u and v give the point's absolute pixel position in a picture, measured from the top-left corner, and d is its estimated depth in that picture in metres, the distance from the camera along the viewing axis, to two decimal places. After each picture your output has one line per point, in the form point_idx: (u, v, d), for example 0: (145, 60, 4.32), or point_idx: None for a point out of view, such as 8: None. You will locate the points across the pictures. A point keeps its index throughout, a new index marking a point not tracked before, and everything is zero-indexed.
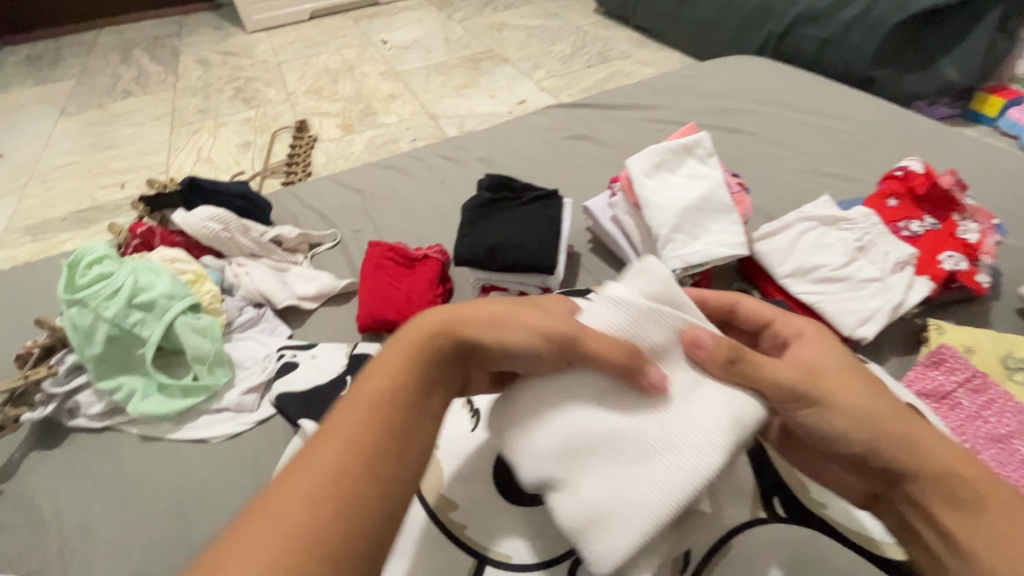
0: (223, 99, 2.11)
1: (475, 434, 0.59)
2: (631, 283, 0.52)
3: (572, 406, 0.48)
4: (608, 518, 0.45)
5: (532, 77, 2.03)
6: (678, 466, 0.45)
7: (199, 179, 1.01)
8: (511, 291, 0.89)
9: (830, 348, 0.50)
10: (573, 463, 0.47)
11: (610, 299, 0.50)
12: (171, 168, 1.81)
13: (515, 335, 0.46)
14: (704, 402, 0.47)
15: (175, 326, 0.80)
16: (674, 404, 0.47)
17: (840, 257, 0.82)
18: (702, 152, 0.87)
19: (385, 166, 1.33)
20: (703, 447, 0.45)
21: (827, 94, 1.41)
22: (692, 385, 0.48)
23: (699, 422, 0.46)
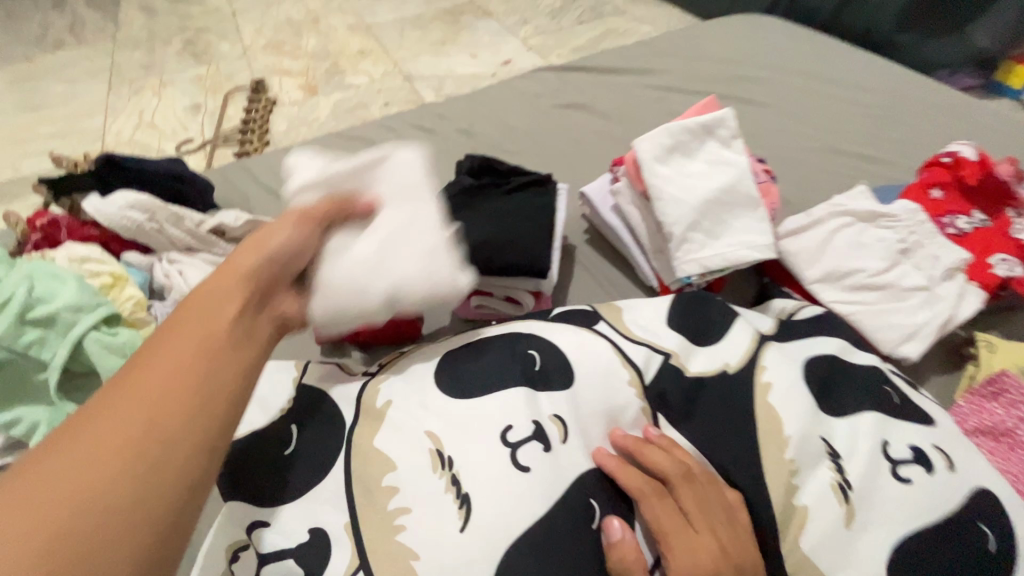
0: (170, 53, 1.87)
1: (465, 535, 0.43)
2: (296, 182, 0.63)
3: (354, 241, 0.57)
4: (433, 266, 0.56)
5: (517, 34, 1.82)
6: (426, 263, 0.56)
7: (117, 156, 0.83)
8: (497, 296, 0.75)
9: (719, 518, 0.45)
10: (386, 254, 0.55)
11: (308, 184, 0.61)
12: (109, 135, 1.60)
13: (275, 232, 0.53)
14: (402, 172, 0.61)
15: (83, 345, 0.65)
16: (404, 192, 0.60)
17: (880, 261, 0.70)
18: (726, 132, 0.73)
19: (350, 136, 1.16)
20: (427, 195, 0.60)
21: (852, 56, 1.25)
22: (401, 196, 0.60)
23: (414, 220, 0.58)
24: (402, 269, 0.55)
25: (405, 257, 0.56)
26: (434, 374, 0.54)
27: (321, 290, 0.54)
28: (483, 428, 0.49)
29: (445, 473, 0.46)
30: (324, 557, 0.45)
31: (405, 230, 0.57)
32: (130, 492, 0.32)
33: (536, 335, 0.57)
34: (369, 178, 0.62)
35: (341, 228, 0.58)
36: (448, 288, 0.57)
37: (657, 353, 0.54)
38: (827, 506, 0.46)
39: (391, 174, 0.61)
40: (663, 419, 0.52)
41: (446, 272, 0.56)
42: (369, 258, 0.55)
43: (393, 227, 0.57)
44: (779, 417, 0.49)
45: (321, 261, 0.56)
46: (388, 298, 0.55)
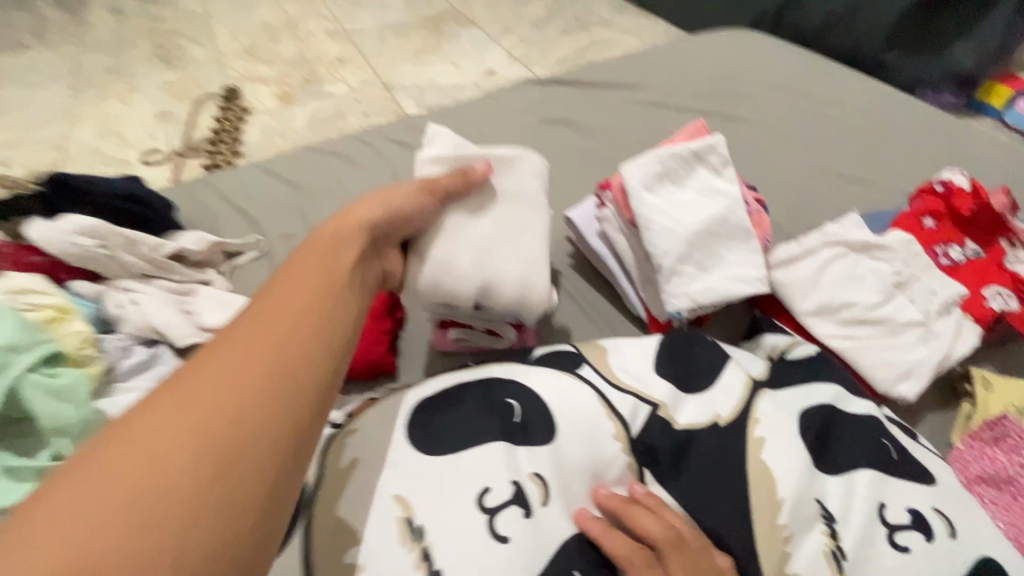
0: (138, 57, 1.79)
1: None
2: (428, 147, 0.66)
3: (470, 231, 0.62)
4: (531, 283, 0.62)
5: (500, 43, 1.79)
6: (528, 273, 0.62)
7: (67, 175, 0.78)
8: (477, 327, 0.68)
9: None
10: (492, 251, 0.62)
11: (429, 159, 0.65)
12: (70, 143, 1.52)
13: (395, 203, 0.55)
14: (522, 183, 0.67)
15: (21, 389, 0.59)
16: (522, 197, 0.66)
17: (875, 294, 0.67)
18: (717, 159, 0.70)
19: (324, 151, 1.10)
20: (540, 212, 0.67)
21: (839, 73, 1.23)
22: (516, 195, 0.66)
23: (524, 228, 0.64)
24: (506, 275, 0.61)
25: (509, 261, 0.62)
26: (404, 424, 0.49)
27: (432, 267, 0.60)
28: (458, 491, 0.44)
29: (415, 546, 0.42)
30: None
31: (516, 236, 0.64)
32: (204, 472, 0.32)
33: (513, 378, 0.52)
34: (484, 162, 0.65)
35: (455, 206, 0.63)
36: (535, 306, 0.63)
37: (645, 404, 0.50)
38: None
39: (515, 179, 0.67)
40: (650, 476, 0.47)
41: (541, 283, 0.63)
42: (482, 260, 0.61)
43: (505, 232, 0.63)
44: (774, 477, 0.45)
45: (435, 245, 0.60)
46: (484, 297, 0.61)
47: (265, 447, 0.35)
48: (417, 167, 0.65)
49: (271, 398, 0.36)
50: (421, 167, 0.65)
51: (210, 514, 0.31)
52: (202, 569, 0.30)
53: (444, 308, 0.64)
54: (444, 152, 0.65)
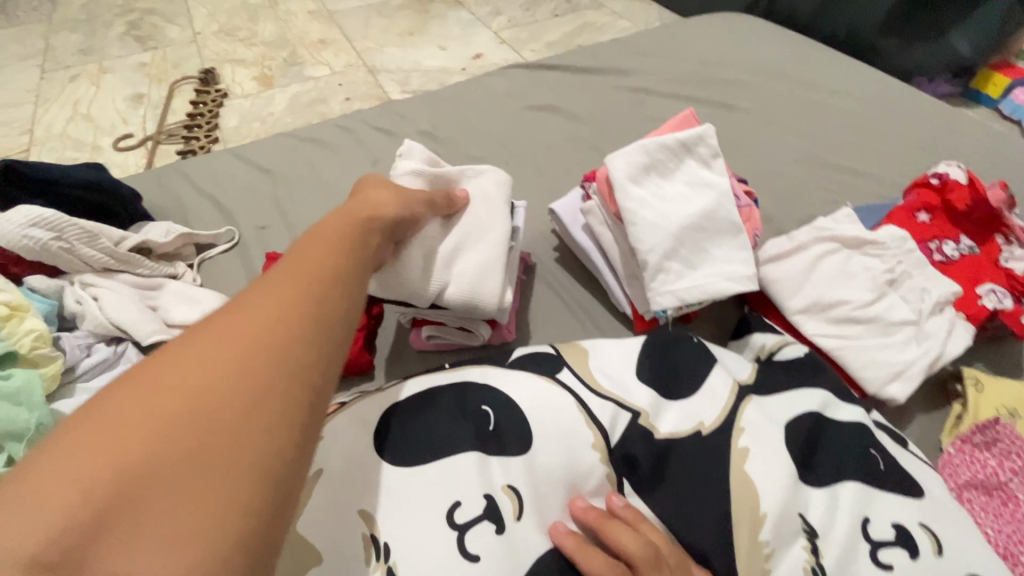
0: (111, 37, 1.71)
1: None
2: (404, 158, 0.66)
3: (440, 240, 0.61)
4: (485, 288, 0.61)
5: (489, 26, 1.73)
6: (488, 288, 0.61)
7: (19, 162, 0.73)
8: (449, 325, 0.65)
9: None
10: (456, 264, 0.61)
11: (405, 168, 0.64)
12: (38, 127, 1.45)
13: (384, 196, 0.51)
14: (489, 196, 0.68)
15: None
16: (489, 217, 0.66)
17: (867, 292, 0.65)
18: (706, 150, 0.67)
19: (301, 137, 1.06)
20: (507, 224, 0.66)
21: (835, 60, 1.20)
22: (488, 216, 0.66)
23: (493, 245, 0.64)
24: (461, 277, 0.60)
25: (469, 276, 0.60)
26: (374, 431, 0.46)
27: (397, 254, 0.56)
28: (426, 505, 0.42)
29: (379, 565, 0.39)
30: None
31: (480, 253, 0.63)
32: (223, 393, 0.28)
33: (489, 385, 0.49)
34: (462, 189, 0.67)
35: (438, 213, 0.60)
36: (487, 313, 0.61)
37: (626, 410, 0.48)
38: None
39: (482, 196, 0.67)
40: (629, 486, 0.45)
41: (498, 298, 0.61)
42: (443, 259, 0.60)
43: (473, 246, 0.63)
44: (757, 489, 0.43)
45: (411, 240, 0.57)
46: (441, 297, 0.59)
47: (278, 412, 0.29)
48: (393, 173, 0.64)
49: (287, 358, 0.30)
50: (397, 173, 0.63)
51: (228, 442, 0.27)
52: (218, 501, 0.25)
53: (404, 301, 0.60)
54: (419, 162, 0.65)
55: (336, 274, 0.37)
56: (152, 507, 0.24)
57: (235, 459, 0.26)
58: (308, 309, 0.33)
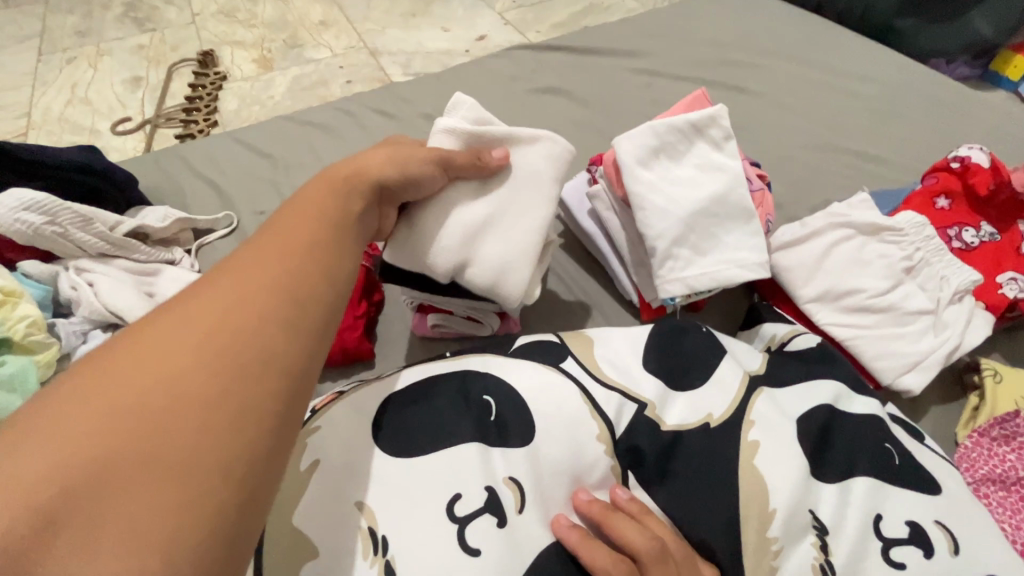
0: (108, 18, 1.68)
1: None
2: (446, 116, 0.59)
3: (470, 209, 0.57)
4: (509, 275, 0.56)
5: (493, 7, 1.69)
6: (513, 274, 0.56)
7: (11, 144, 0.71)
8: (457, 314, 0.63)
9: None
10: (482, 241, 0.56)
11: (442, 129, 0.58)
12: (35, 110, 1.43)
13: (387, 160, 0.47)
14: (537, 166, 0.60)
15: None
16: (530, 186, 0.59)
17: (882, 280, 0.63)
18: (718, 132, 0.64)
19: (300, 121, 1.04)
20: (550, 200, 0.59)
21: (851, 40, 1.16)
22: (527, 184, 0.59)
23: (527, 223, 0.58)
24: (484, 259, 0.56)
25: (495, 258, 0.56)
26: (372, 420, 0.44)
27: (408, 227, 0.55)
28: (424, 498, 0.40)
29: (377, 560, 0.38)
30: None
31: (512, 231, 0.57)
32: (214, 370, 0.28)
33: (492, 374, 0.47)
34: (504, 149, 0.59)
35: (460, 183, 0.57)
36: (507, 301, 0.57)
37: (632, 401, 0.46)
38: None
39: (529, 164, 0.60)
40: (634, 478, 0.44)
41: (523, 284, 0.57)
42: (464, 237, 0.55)
43: (504, 221, 0.57)
44: (767, 484, 0.41)
45: (426, 211, 0.55)
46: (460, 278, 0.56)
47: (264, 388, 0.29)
48: (432, 133, 0.58)
49: (274, 336, 0.31)
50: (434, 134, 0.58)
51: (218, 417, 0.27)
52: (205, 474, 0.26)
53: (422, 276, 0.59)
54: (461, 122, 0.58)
55: (315, 251, 0.36)
56: (115, 491, 0.24)
57: (212, 428, 0.27)
58: (281, 292, 0.32)
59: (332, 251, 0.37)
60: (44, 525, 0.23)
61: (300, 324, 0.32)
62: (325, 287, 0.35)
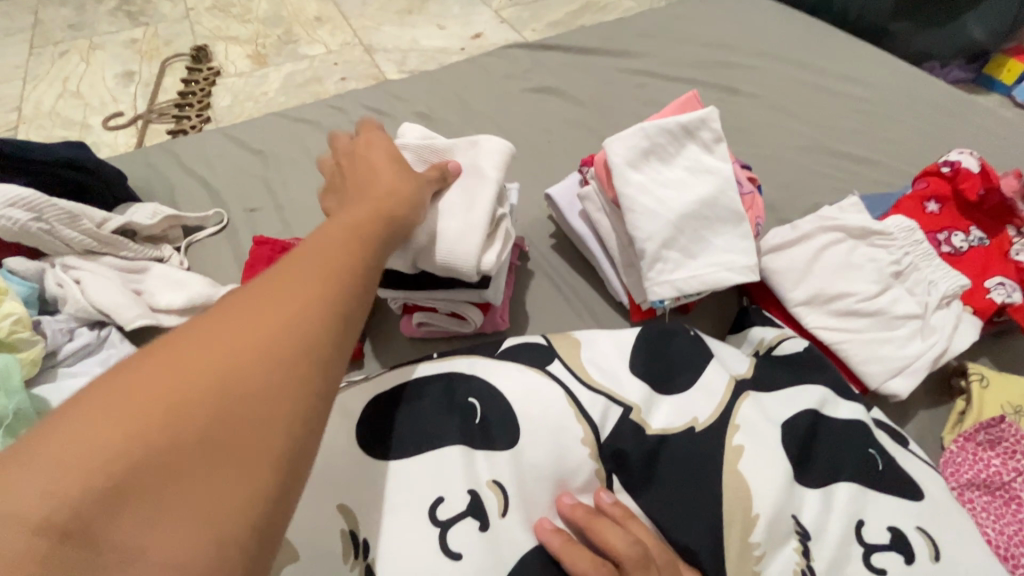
0: (102, 12, 1.67)
1: None
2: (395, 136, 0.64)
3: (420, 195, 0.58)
4: (460, 248, 0.56)
5: (489, 4, 1.68)
6: (464, 248, 0.56)
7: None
8: (440, 310, 0.63)
9: None
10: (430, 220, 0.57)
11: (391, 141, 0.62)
12: (27, 103, 1.42)
13: (388, 180, 0.50)
14: (483, 155, 0.62)
15: None
16: (477, 173, 0.61)
17: (871, 285, 0.63)
18: (709, 135, 0.64)
19: (293, 118, 1.03)
20: (497, 180, 0.61)
21: (846, 42, 1.16)
22: (475, 173, 0.61)
23: (476, 203, 0.58)
24: (435, 237, 0.56)
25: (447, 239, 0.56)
26: (356, 422, 0.44)
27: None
28: (407, 501, 0.40)
29: (357, 563, 0.38)
30: None
31: (462, 212, 0.58)
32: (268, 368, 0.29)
33: (477, 376, 0.47)
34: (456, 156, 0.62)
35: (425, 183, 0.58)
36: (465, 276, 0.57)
37: (617, 405, 0.46)
38: None
39: (478, 156, 0.62)
40: (618, 482, 0.43)
41: (475, 258, 0.56)
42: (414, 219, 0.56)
43: (453, 203, 0.58)
44: (750, 489, 0.41)
45: None
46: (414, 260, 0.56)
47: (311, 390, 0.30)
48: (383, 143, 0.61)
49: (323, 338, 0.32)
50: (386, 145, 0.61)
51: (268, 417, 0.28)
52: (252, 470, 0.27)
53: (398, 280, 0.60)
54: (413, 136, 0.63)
55: (350, 261, 0.37)
56: (162, 488, 0.25)
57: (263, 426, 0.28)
58: (322, 296, 0.33)
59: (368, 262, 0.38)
60: (91, 517, 0.23)
61: (340, 330, 0.33)
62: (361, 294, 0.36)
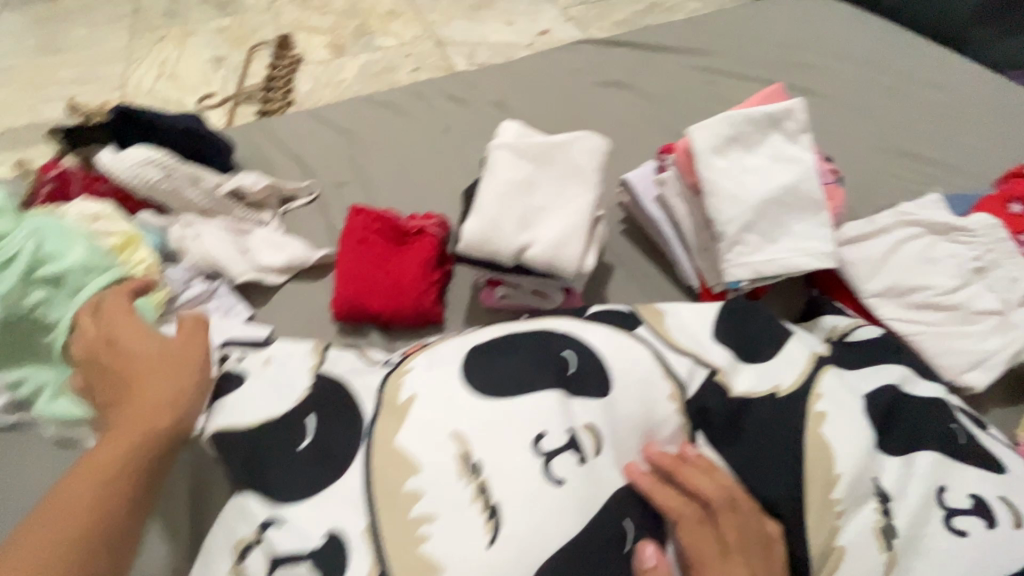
0: (194, 2, 1.79)
1: (494, 551, 0.38)
2: (499, 138, 0.70)
3: (527, 199, 0.65)
4: (566, 248, 0.63)
5: (556, 2, 1.72)
6: (564, 250, 0.62)
7: (132, 107, 0.80)
8: (524, 287, 0.70)
9: (761, 557, 0.40)
10: (536, 224, 0.64)
11: (496, 150, 0.68)
12: (130, 83, 1.55)
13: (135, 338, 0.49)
14: (580, 155, 0.67)
15: (90, 309, 0.60)
16: (576, 175, 0.67)
17: (950, 280, 0.64)
18: (794, 125, 0.66)
19: (376, 101, 1.10)
20: (596, 182, 0.67)
21: (924, 47, 1.14)
22: (575, 175, 0.67)
23: (576, 207, 0.65)
24: (540, 239, 0.63)
25: (552, 240, 0.63)
26: (458, 367, 0.48)
27: (482, 220, 0.63)
28: (512, 433, 0.43)
29: (472, 480, 0.41)
30: (339, 564, 0.38)
31: (565, 215, 0.65)
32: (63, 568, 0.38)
33: (569, 333, 0.51)
34: (562, 153, 0.68)
35: (530, 187, 0.66)
36: (568, 272, 0.63)
37: (703, 367, 0.49)
38: (866, 551, 0.40)
39: (574, 154, 0.68)
40: (702, 437, 0.46)
41: (575, 256, 0.63)
42: (521, 225, 0.64)
43: (555, 206, 0.65)
44: (833, 452, 0.43)
45: (495, 209, 0.64)
46: (520, 258, 0.63)
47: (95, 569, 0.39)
48: (491, 150, 0.68)
49: (111, 518, 0.41)
50: (495, 153, 0.68)
51: None
52: None
53: (491, 263, 0.66)
54: (509, 136, 0.70)
55: (131, 450, 0.43)
56: None
57: None
58: (104, 491, 0.41)
59: (146, 451, 0.43)
60: None
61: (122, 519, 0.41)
62: (136, 502, 0.42)
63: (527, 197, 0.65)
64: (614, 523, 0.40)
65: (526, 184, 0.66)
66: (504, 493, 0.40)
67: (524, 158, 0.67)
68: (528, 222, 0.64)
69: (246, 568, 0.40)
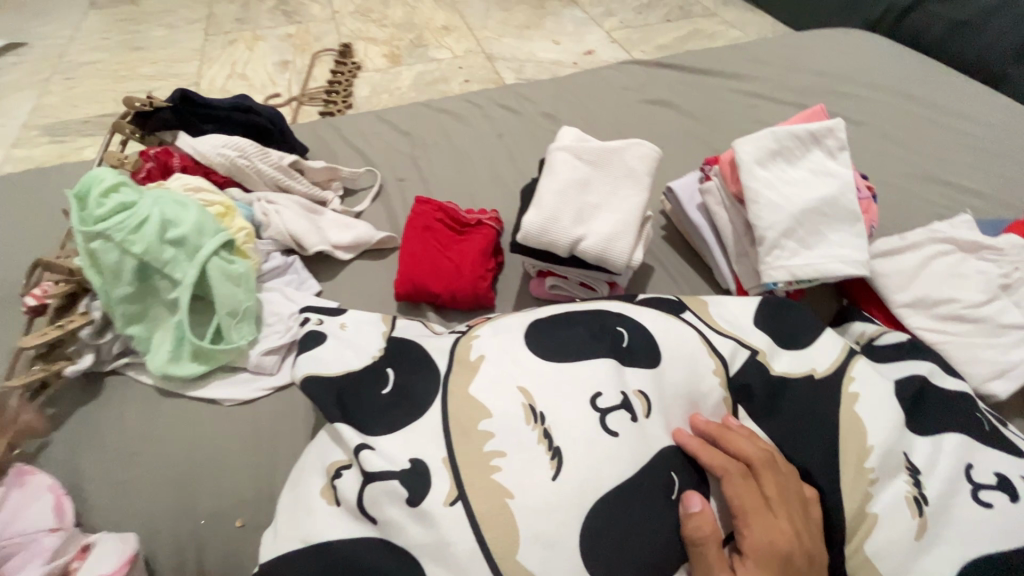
0: (264, 10, 1.93)
1: (560, 484, 0.43)
2: (559, 141, 0.77)
3: (583, 195, 0.72)
4: (617, 242, 0.69)
5: (602, 26, 1.81)
6: (615, 244, 0.68)
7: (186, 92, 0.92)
8: (572, 279, 0.76)
9: (801, 514, 0.44)
10: (590, 218, 0.70)
11: (557, 152, 0.75)
12: (203, 80, 1.67)
13: None
14: (632, 159, 0.74)
15: (208, 268, 0.69)
16: (629, 178, 0.74)
17: (979, 294, 0.67)
18: (833, 143, 0.73)
19: (434, 107, 1.19)
20: (646, 186, 0.74)
21: (961, 82, 1.18)
22: (628, 177, 0.74)
23: (628, 207, 0.71)
24: (593, 233, 0.69)
25: (606, 234, 0.69)
26: (523, 334, 0.54)
27: (541, 212, 0.69)
28: (572, 391, 0.48)
29: (537, 426, 0.46)
30: (424, 485, 0.44)
31: (619, 213, 0.71)
32: None
33: (624, 312, 0.57)
34: (618, 155, 0.75)
35: (586, 185, 0.73)
36: (616, 265, 0.69)
37: (744, 349, 0.54)
38: (894, 516, 0.45)
39: (628, 159, 0.75)
40: (743, 411, 0.51)
41: (623, 249, 0.68)
42: (577, 217, 0.70)
43: (608, 204, 0.72)
44: (866, 427, 0.48)
45: (554, 201, 0.70)
46: (574, 248, 0.69)
47: None
48: (551, 151, 0.76)
49: None
50: (555, 153, 0.75)
51: None
52: None
53: (545, 252, 0.72)
54: (568, 141, 0.77)
55: None
56: None
57: None
58: None
59: None
60: None
61: None
62: None
63: (583, 193, 0.72)
64: (664, 473, 0.46)
65: (584, 182, 0.73)
66: (569, 439, 0.45)
67: (582, 159, 0.74)
68: (585, 216, 0.70)
69: (338, 485, 0.47)
